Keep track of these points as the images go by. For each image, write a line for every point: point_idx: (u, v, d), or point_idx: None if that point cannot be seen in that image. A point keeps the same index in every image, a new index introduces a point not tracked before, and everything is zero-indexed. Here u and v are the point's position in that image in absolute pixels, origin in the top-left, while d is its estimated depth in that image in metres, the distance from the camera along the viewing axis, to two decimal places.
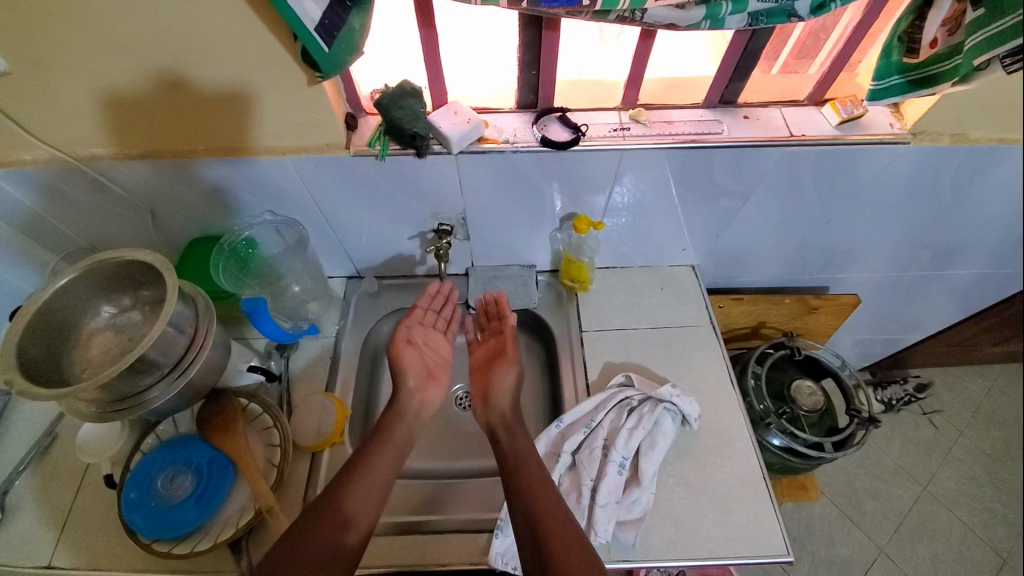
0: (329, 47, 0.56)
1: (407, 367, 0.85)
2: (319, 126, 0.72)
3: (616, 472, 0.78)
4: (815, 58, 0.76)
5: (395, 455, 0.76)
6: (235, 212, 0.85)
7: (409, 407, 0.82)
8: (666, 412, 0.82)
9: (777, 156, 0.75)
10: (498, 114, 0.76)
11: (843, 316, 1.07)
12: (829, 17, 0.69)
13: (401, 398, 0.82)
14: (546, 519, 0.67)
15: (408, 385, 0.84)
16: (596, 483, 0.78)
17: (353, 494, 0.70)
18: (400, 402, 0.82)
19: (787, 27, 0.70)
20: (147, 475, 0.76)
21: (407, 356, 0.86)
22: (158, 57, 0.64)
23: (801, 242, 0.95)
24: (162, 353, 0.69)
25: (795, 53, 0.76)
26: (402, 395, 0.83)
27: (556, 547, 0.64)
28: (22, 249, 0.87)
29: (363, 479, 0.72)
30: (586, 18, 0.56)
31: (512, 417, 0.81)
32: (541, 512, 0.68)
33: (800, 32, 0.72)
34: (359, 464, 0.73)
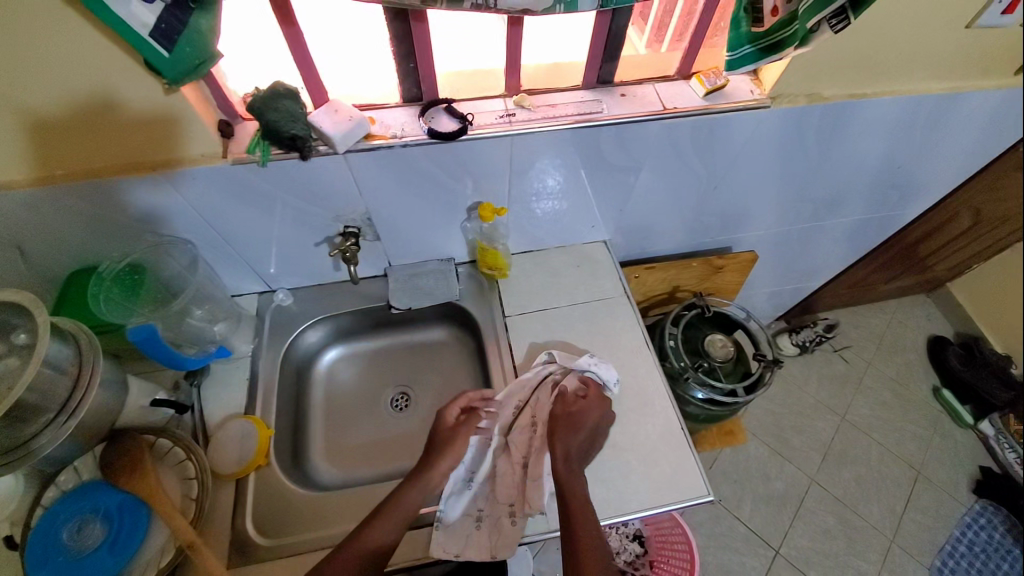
0: (169, 51, 0.55)
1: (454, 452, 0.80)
2: (190, 136, 0.69)
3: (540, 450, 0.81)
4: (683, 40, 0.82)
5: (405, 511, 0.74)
6: (117, 238, 0.79)
7: (431, 478, 0.78)
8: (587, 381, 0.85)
9: (656, 129, 0.80)
10: (384, 110, 0.76)
11: (745, 272, 1.16)
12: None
13: (428, 465, 0.79)
14: (580, 531, 0.70)
15: (449, 465, 0.79)
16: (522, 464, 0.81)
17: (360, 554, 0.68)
18: (425, 474, 0.78)
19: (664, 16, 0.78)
20: (51, 527, 0.69)
21: (457, 444, 0.80)
22: (3, 75, 0.58)
23: (698, 209, 1.02)
24: (43, 396, 0.64)
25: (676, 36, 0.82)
26: (432, 470, 0.78)
27: (582, 546, 0.69)
28: None
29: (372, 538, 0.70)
30: (441, 7, 0.56)
31: (575, 462, 0.76)
32: (574, 512, 0.72)
33: (672, 18, 0.78)
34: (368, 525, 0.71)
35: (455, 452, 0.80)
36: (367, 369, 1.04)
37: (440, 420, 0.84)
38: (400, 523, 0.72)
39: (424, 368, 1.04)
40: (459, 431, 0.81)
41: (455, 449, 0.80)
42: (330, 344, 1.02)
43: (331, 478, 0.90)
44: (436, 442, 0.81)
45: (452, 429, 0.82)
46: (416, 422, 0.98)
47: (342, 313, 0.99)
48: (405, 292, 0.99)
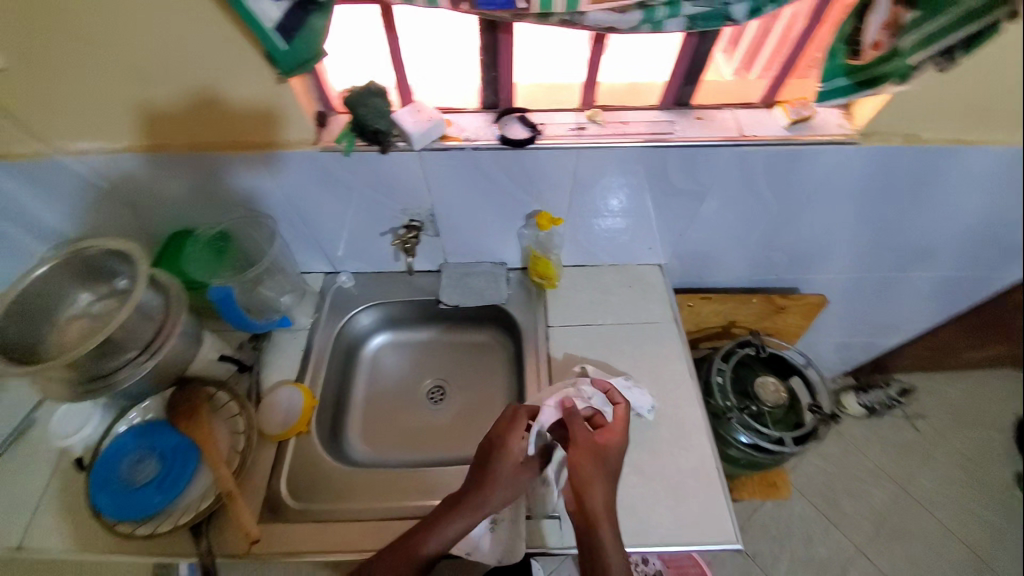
0: (288, 44, 0.61)
1: (500, 487, 0.71)
2: (288, 123, 0.76)
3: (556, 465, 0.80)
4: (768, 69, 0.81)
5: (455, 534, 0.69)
6: (212, 207, 0.88)
7: (476, 504, 0.70)
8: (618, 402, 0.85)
9: (729, 155, 0.78)
10: (462, 114, 0.79)
11: (811, 316, 1.10)
12: (775, 21, 0.74)
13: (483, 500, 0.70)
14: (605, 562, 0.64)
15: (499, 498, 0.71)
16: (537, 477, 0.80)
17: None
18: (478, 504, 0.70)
19: (758, 43, 0.78)
20: (115, 458, 0.78)
21: (520, 484, 0.73)
22: (143, 56, 0.67)
23: (766, 243, 0.98)
24: (131, 335, 0.73)
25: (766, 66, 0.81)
26: (484, 504, 0.70)
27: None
28: None
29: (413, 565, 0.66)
30: (530, 21, 0.58)
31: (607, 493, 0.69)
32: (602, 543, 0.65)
33: (768, 38, 0.77)
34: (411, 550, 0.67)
35: (513, 486, 0.72)
36: (410, 359, 1.07)
37: (497, 445, 0.74)
38: (439, 550, 0.68)
39: (464, 366, 1.07)
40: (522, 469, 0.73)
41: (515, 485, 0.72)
42: (380, 329, 1.07)
43: (362, 457, 0.94)
44: (491, 472, 0.72)
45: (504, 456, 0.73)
46: (448, 417, 1.00)
47: (397, 302, 1.04)
48: (456, 289, 1.01)
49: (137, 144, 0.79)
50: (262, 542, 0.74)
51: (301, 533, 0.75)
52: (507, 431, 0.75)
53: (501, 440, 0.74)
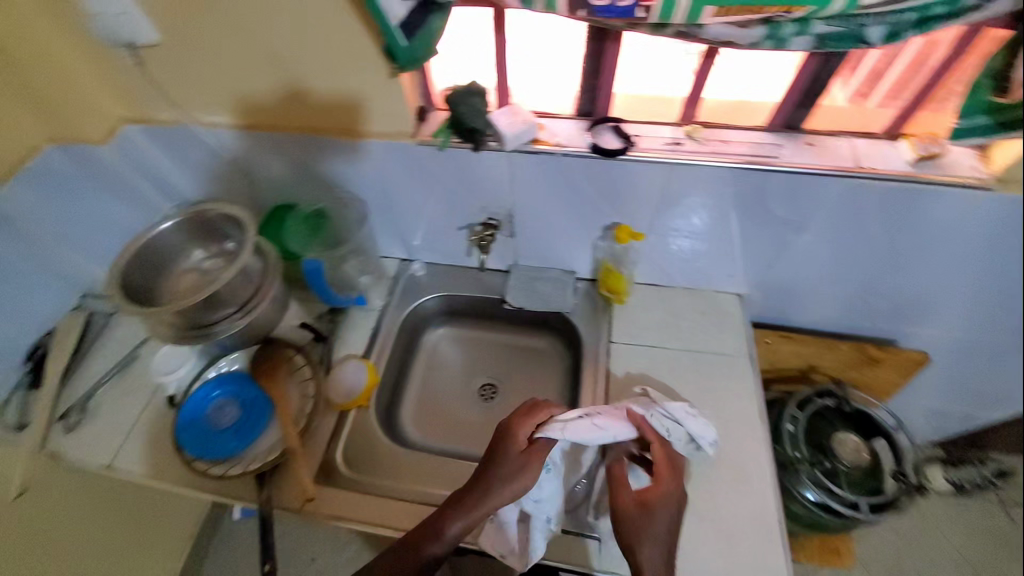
0: (408, 41, 0.65)
1: (501, 484, 0.70)
2: (391, 115, 0.80)
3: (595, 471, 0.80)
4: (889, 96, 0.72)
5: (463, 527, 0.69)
6: (313, 185, 0.95)
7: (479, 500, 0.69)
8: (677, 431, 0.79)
9: (837, 186, 0.73)
10: (557, 120, 0.80)
11: (908, 373, 0.99)
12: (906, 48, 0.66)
13: (489, 489, 0.70)
14: None
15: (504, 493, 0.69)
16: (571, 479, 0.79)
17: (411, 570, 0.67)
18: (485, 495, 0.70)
19: (881, 70, 0.69)
20: (201, 402, 0.86)
21: (528, 474, 0.70)
22: (277, 43, 0.74)
23: (864, 287, 0.89)
24: (232, 293, 0.80)
25: (888, 94, 0.72)
26: (490, 493, 0.70)
27: None
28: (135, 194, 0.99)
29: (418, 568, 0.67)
30: (644, 30, 0.57)
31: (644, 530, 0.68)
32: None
33: (895, 65, 0.68)
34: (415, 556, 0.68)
35: (520, 478, 0.70)
36: (468, 354, 1.09)
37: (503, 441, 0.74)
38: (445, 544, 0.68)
39: (519, 369, 1.07)
40: (533, 457, 0.71)
41: (522, 475, 0.70)
42: (444, 320, 1.10)
43: (413, 441, 0.97)
44: (498, 462, 0.72)
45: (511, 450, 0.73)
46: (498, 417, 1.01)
47: (463, 297, 1.06)
48: (523, 292, 1.01)
49: (256, 122, 0.86)
50: (316, 502, 0.78)
51: (350, 501, 0.78)
52: (518, 421, 0.75)
53: (511, 433, 0.74)
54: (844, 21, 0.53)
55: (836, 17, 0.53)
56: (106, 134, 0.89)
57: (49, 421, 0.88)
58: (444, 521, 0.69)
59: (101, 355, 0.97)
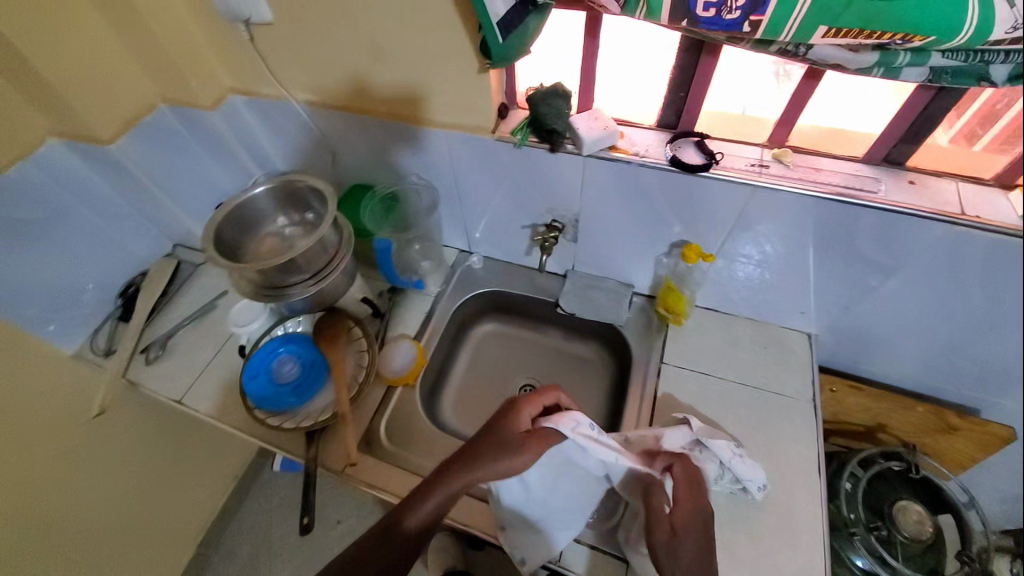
0: (504, 40, 0.63)
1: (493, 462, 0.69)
2: (475, 109, 0.81)
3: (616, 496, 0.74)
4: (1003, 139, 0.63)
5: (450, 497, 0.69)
6: (390, 169, 1.00)
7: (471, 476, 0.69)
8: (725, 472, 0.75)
9: (941, 233, 0.66)
10: (636, 128, 0.79)
11: (989, 449, 0.89)
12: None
13: (478, 463, 0.69)
14: None
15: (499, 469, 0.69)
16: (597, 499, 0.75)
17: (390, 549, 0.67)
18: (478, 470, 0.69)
19: (995, 111, 0.61)
20: (266, 356, 0.92)
21: (526, 455, 0.69)
22: (375, 31, 0.77)
23: (957, 349, 0.81)
24: (308, 261, 0.85)
25: (1001, 139, 0.63)
26: (482, 467, 0.69)
27: None
28: (232, 158, 1.08)
29: (407, 536, 0.67)
30: (744, 46, 0.55)
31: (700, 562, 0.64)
32: None
33: (1012, 111, 0.59)
34: (405, 525, 0.67)
35: (514, 456, 0.69)
36: (512, 352, 1.10)
37: (506, 420, 0.73)
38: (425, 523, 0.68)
39: (562, 375, 1.07)
40: (532, 441, 0.70)
41: (517, 455, 0.69)
42: (495, 315, 1.12)
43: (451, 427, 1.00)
44: (496, 439, 0.71)
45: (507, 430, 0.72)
46: None
47: (516, 295, 1.07)
48: (577, 298, 1.01)
49: (348, 105, 0.91)
50: (357, 467, 0.83)
51: (386, 474, 0.82)
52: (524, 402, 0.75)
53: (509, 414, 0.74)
54: (966, 55, 0.48)
55: (957, 51, 0.48)
56: (213, 101, 0.95)
57: (132, 352, 0.99)
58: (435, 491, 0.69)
59: (183, 301, 1.07)
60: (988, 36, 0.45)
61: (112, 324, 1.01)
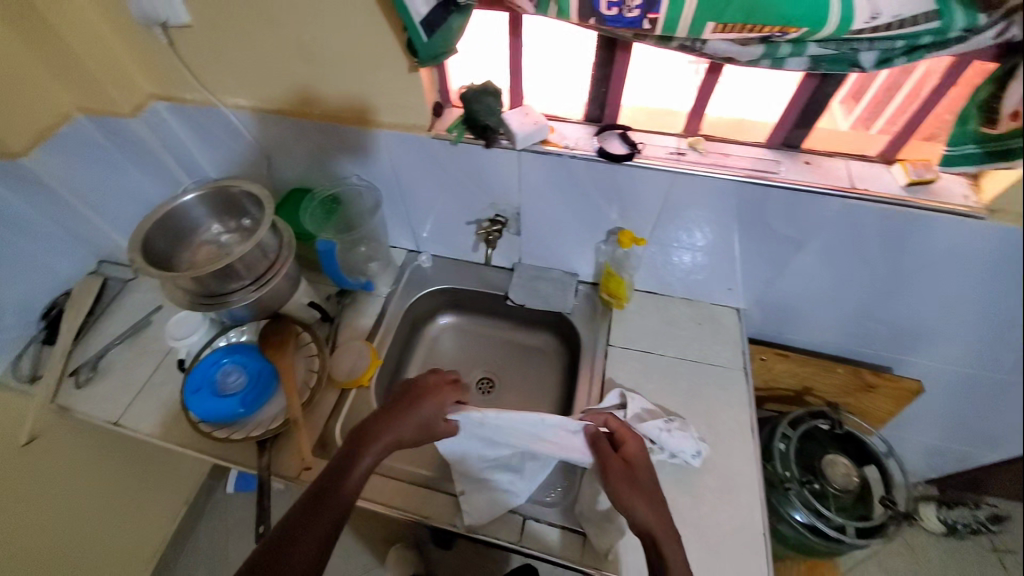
0: (428, 37, 0.65)
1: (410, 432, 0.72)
2: (410, 109, 0.83)
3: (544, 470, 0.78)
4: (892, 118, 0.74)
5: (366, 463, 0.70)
6: (330, 172, 0.99)
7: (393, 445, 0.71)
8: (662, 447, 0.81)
9: (836, 207, 0.74)
10: (565, 123, 0.83)
11: (903, 404, 0.99)
12: (903, 77, 0.68)
13: (400, 433, 0.71)
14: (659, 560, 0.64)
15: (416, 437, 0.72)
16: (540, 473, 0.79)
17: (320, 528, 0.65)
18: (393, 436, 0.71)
19: (881, 96, 0.73)
20: (209, 368, 0.90)
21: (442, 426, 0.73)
22: (301, 33, 0.77)
23: (863, 311, 0.90)
24: (248, 267, 0.84)
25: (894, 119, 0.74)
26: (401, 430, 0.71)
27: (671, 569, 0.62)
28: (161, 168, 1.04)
29: (339, 503, 0.67)
30: (650, 42, 0.60)
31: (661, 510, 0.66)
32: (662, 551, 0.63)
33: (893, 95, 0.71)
34: (336, 492, 0.67)
35: (432, 424, 0.73)
36: (467, 347, 1.12)
37: (423, 391, 0.75)
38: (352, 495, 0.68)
39: (517, 366, 1.10)
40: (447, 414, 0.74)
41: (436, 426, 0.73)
42: (447, 311, 1.13)
43: None
44: (406, 410, 0.72)
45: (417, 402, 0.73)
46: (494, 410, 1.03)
47: (467, 291, 1.09)
48: (525, 290, 1.04)
49: (284, 109, 0.90)
50: (313, 471, 0.82)
51: None
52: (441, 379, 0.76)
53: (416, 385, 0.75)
54: (837, 44, 0.55)
55: (830, 41, 0.55)
56: (133, 108, 0.92)
57: (60, 376, 0.93)
58: (352, 456, 0.70)
59: (114, 318, 1.02)
60: (851, 27, 0.52)
61: (36, 348, 0.95)
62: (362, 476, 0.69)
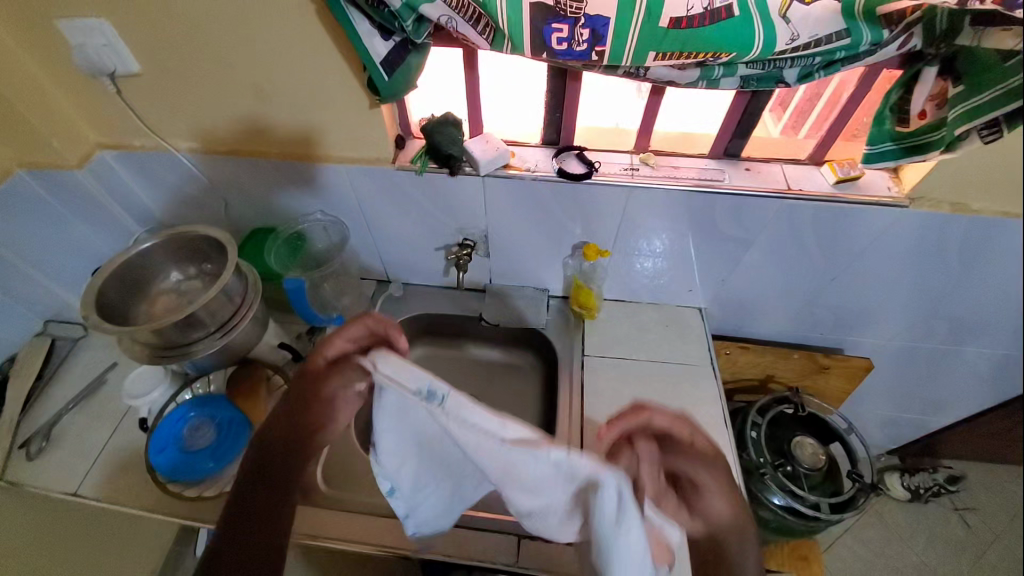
0: (389, 75, 0.67)
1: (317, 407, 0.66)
2: (371, 143, 0.85)
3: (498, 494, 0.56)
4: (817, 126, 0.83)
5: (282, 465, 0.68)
6: (293, 209, 0.98)
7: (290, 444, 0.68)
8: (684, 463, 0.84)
9: (775, 208, 0.82)
10: (525, 147, 0.87)
11: (856, 381, 1.07)
12: (822, 88, 0.77)
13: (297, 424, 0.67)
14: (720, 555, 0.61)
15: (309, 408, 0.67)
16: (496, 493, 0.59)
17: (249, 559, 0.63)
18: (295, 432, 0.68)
19: (804, 106, 0.82)
20: (176, 423, 0.86)
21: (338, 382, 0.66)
22: (255, 73, 0.77)
23: (810, 298, 0.98)
24: (212, 313, 0.81)
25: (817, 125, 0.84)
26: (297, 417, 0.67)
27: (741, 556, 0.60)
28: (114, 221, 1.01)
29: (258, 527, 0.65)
30: (598, 71, 0.64)
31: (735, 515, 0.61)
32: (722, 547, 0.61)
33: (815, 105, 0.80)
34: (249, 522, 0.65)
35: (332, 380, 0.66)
36: (446, 373, 1.12)
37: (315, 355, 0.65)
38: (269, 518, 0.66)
39: (497, 385, 1.11)
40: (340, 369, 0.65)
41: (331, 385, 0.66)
42: (422, 339, 1.13)
43: None
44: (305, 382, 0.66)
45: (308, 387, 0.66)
46: None
47: (440, 316, 1.09)
48: (498, 309, 1.06)
49: (240, 150, 0.89)
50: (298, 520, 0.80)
51: (333, 521, 0.80)
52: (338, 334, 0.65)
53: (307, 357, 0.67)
54: (763, 64, 0.61)
55: (756, 62, 0.61)
56: (80, 159, 0.89)
57: (8, 450, 0.87)
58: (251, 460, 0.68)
59: (66, 380, 0.96)
60: (773, 50, 0.59)
61: None
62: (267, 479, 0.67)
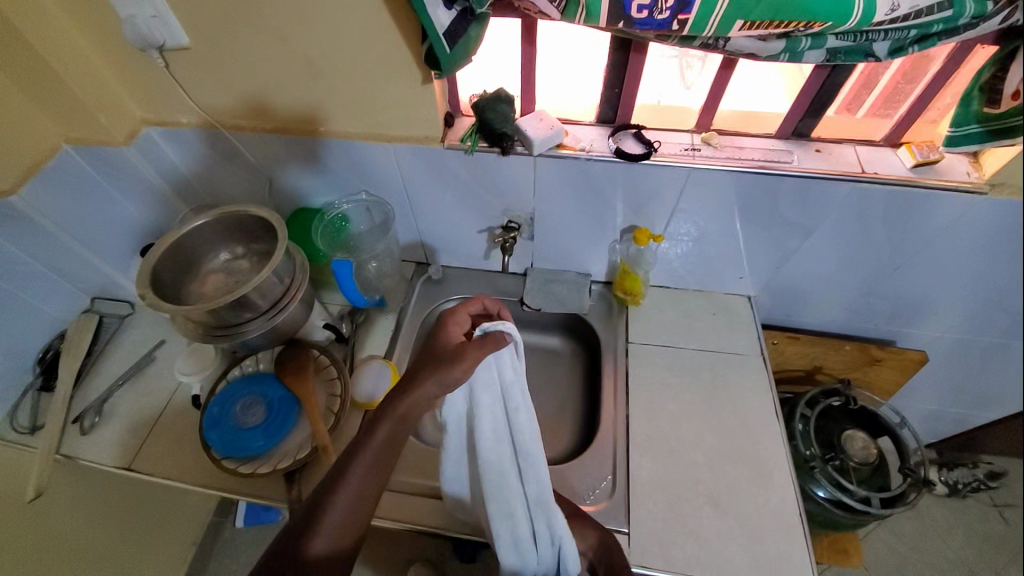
0: (451, 48, 0.64)
1: (437, 383, 0.67)
2: (421, 121, 0.82)
3: (536, 466, 0.69)
4: (884, 103, 0.77)
5: (378, 463, 0.64)
6: (337, 189, 0.97)
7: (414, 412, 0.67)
8: (732, 469, 0.83)
9: (846, 190, 0.77)
10: (579, 126, 0.84)
11: (910, 373, 1.03)
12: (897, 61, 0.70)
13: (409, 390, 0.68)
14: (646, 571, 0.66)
15: (435, 384, 0.67)
16: (519, 466, 0.69)
17: (334, 542, 0.59)
18: (394, 429, 0.65)
19: (873, 76, 0.73)
20: (229, 399, 0.87)
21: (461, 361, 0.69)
22: (306, 47, 0.75)
23: (868, 288, 0.94)
24: (262, 294, 0.81)
25: (880, 101, 0.77)
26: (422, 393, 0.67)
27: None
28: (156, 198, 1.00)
29: (341, 517, 0.60)
30: (672, 43, 0.61)
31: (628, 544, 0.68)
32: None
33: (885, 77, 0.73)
34: (330, 504, 0.60)
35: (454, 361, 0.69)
36: None
37: (446, 332, 0.76)
38: (353, 504, 0.61)
39: (536, 371, 1.09)
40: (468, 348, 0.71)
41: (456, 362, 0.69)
42: None
43: None
44: (436, 353, 0.73)
45: (422, 372, 0.69)
46: None
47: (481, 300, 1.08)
48: (540, 293, 1.04)
49: (286, 127, 0.88)
50: None
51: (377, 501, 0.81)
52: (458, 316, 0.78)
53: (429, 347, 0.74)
54: (855, 36, 0.57)
55: (848, 33, 0.57)
56: (126, 136, 0.89)
57: (63, 424, 0.89)
58: (358, 444, 0.64)
59: (117, 358, 0.98)
60: (871, 21, 0.54)
61: (34, 396, 0.92)
62: (380, 459, 0.64)
